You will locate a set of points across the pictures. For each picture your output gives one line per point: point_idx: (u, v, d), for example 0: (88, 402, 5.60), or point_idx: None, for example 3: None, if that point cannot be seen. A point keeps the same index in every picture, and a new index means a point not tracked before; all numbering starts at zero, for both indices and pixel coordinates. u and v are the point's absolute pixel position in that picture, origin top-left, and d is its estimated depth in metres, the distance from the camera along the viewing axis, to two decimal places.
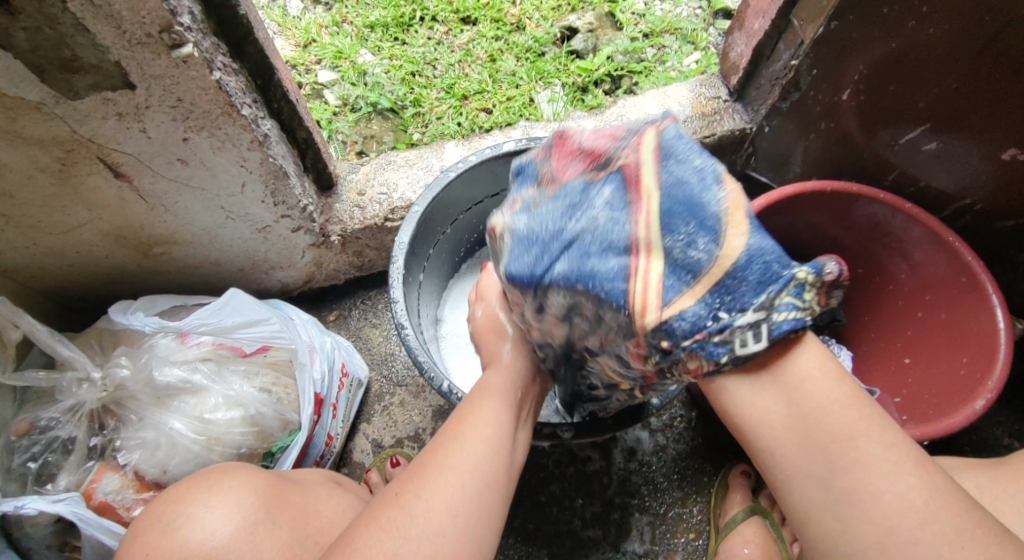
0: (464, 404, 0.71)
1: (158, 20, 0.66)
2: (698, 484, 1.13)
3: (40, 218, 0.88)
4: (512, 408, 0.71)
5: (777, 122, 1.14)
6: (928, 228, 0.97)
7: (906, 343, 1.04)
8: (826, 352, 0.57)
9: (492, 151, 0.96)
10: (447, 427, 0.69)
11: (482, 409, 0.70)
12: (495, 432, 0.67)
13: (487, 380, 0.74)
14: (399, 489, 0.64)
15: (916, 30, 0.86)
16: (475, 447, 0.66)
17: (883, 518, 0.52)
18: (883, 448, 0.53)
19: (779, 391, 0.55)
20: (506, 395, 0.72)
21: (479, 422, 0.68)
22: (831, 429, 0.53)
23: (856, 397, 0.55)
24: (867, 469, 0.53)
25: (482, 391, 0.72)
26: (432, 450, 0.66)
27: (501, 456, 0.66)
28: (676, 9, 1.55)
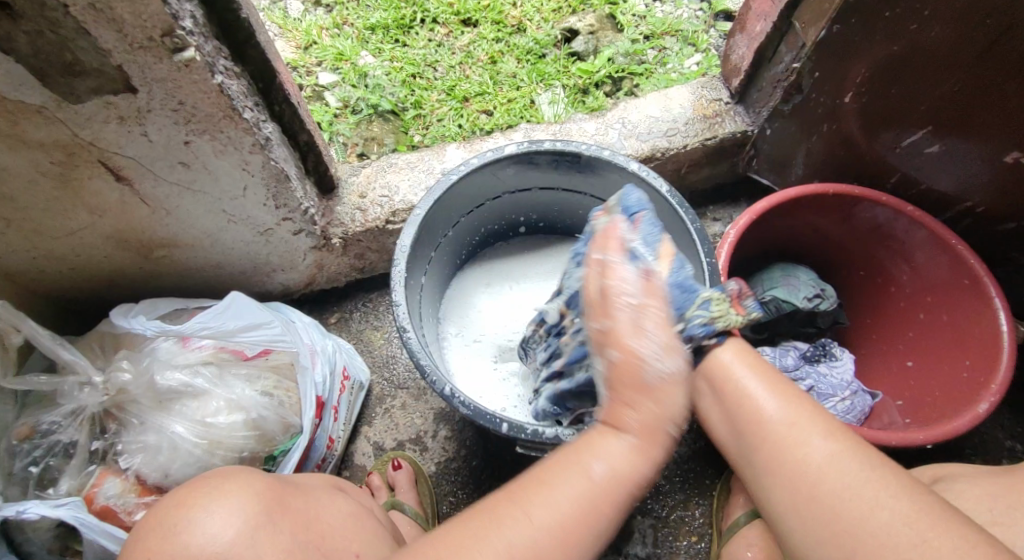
0: (559, 469, 0.60)
1: (160, 24, 0.66)
2: (700, 487, 1.13)
3: (42, 221, 0.88)
4: (613, 496, 0.58)
5: (778, 124, 1.14)
6: (930, 231, 0.97)
7: (907, 345, 1.03)
8: (751, 351, 0.67)
9: (494, 154, 0.96)
10: (518, 495, 0.59)
11: (567, 485, 0.58)
12: (571, 524, 0.57)
13: (604, 444, 0.60)
14: (439, 553, 0.56)
15: (918, 34, 0.86)
16: (540, 537, 0.56)
17: (808, 474, 0.57)
18: (823, 436, 0.58)
19: (712, 389, 0.66)
20: (615, 483, 0.58)
21: (560, 504, 0.57)
22: (744, 411, 0.63)
23: (794, 397, 0.62)
24: (801, 457, 0.58)
25: (587, 458, 0.59)
26: (493, 520, 0.57)
27: (569, 553, 0.56)
28: (676, 11, 1.55)
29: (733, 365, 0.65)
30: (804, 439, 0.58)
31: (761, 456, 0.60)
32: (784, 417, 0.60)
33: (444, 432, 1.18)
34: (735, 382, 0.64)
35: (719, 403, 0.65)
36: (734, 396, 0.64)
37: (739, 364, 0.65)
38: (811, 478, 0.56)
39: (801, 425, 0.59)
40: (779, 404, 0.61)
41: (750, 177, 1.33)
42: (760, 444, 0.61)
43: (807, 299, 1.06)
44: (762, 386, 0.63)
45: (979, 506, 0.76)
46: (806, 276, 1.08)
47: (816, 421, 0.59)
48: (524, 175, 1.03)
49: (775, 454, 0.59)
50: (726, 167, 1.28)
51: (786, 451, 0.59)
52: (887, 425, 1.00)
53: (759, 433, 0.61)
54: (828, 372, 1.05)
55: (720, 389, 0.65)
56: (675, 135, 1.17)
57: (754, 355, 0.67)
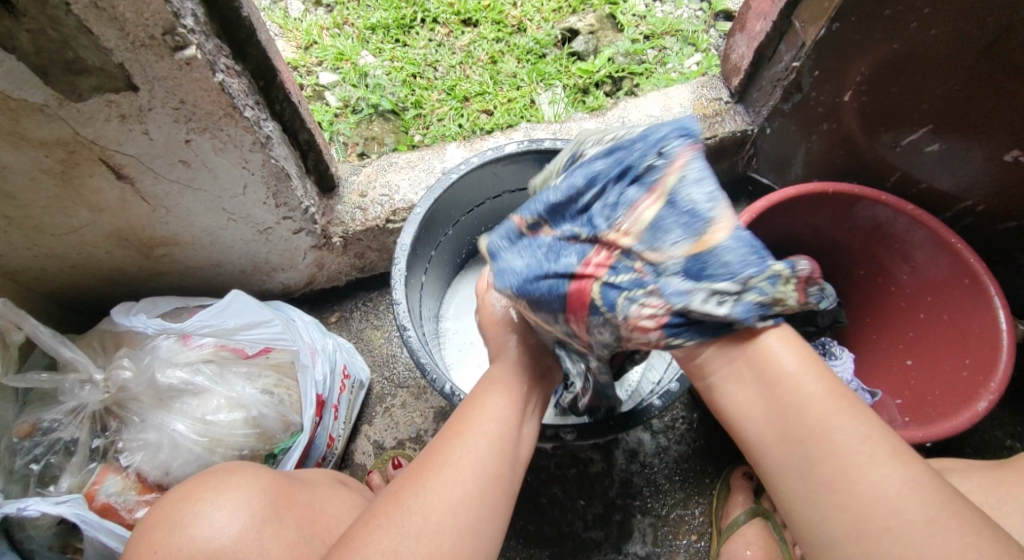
0: (468, 399, 0.69)
1: (161, 22, 0.66)
2: (700, 486, 1.13)
3: (42, 219, 0.88)
4: (519, 401, 0.69)
5: (778, 123, 1.14)
6: (930, 229, 0.97)
7: (907, 344, 1.04)
8: (796, 336, 0.55)
9: (494, 153, 0.96)
10: (451, 425, 0.65)
11: (478, 403, 0.67)
12: (500, 427, 0.65)
13: (495, 369, 0.72)
14: (399, 490, 0.61)
15: (917, 32, 0.86)
16: (479, 445, 0.63)
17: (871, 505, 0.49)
18: (889, 462, 0.51)
19: (755, 381, 0.54)
20: (514, 385, 0.70)
21: (484, 417, 0.65)
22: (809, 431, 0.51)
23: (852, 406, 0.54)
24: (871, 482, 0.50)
25: (487, 384, 0.70)
26: (435, 445, 0.63)
27: (507, 451, 0.64)
28: (676, 11, 1.55)
29: (799, 374, 0.53)
30: (871, 458, 0.51)
31: (820, 470, 0.51)
32: (853, 430, 0.52)
33: None
34: (793, 379, 0.53)
35: (764, 401, 0.53)
36: (789, 400, 0.52)
37: (794, 363, 0.53)
38: (874, 507, 0.49)
39: (869, 444, 0.51)
40: (844, 415, 0.52)
41: (750, 176, 1.33)
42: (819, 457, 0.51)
43: None
44: (822, 390, 0.52)
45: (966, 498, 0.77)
46: None
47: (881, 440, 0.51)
48: (525, 174, 1.03)
49: (841, 474, 0.50)
50: (726, 166, 1.29)
51: (853, 474, 0.50)
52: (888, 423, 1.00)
53: (822, 446, 0.51)
54: None
55: (770, 387, 0.53)
56: None
57: (817, 363, 0.54)
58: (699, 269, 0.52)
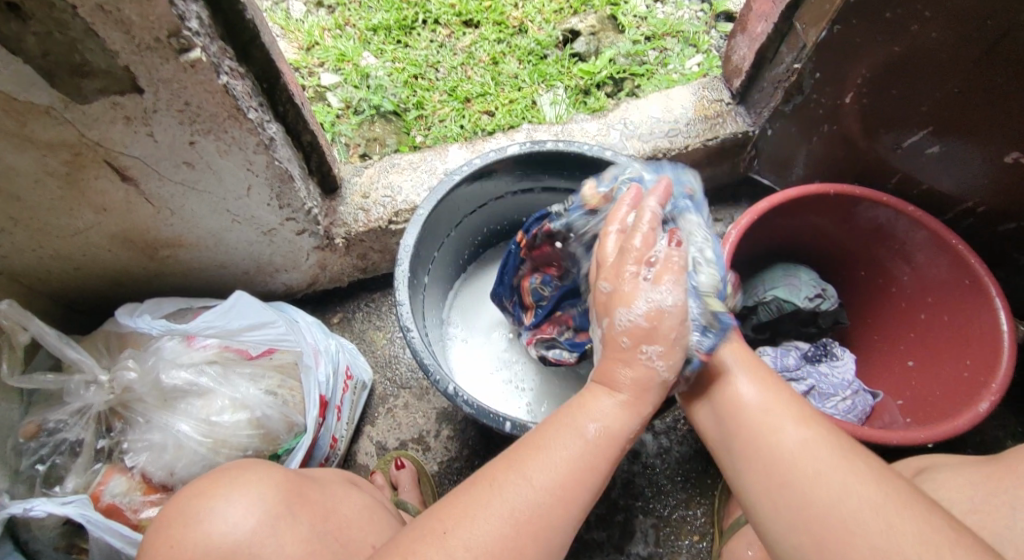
0: (551, 431, 0.62)
1: (167, 25, 0.67)
2: (701, 487, 1.14)
3: (47, 221, 0.89)
4: (604, 459, 0.61)
5: (779, 125, 1.14)
6: (930, 231, 0.97)
7: (908, 345, 1.04)
8: (750, 353, 0.70)
9: (496, 154, 0.97)
10: (516, 460, 0.60)
11: (561, 448, 0.60)
12: (571, 483, 0.59)
13: (596, 403, 0.63)
14: (446, 524, 0.58)
15: (918, 35, 0.86)
16: (538, 497, 0.58)
17: (781, 457, 0.60)
18: (796, 424, 0.62)
19: (698, 377, 0.69)
20: (605, 441, 0.61)
21: (556, 466, 0.60)
22: (729, 398, 0.66)
23: (772, 383, 0.67)
24: (774, 440, 0.61)
25: (579, 421, 0.62)
26: (493, 485, 0.59)
27: (570, 510, 0.59)
28: (677, 12, 1.55)
29: (728, 366, 0.68)
30: (779, 421, 0.62)
31: (738, 437, 0.64)
32: (762, 400, 0.65)
33: (446, 431, 1.18)
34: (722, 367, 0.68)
35: (703, 389, 0.69)
36: (716, 384, 0.68)
37: (726, 354, 0.69)
38: (785, 462, 0.60)
39: (772, 406, 0.64)
40: (757, 388, 0.66)
41: (751, 177, 1.33)
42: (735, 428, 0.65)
43: (808, 299, 1.06)
44: (745, 375, 0.67)
45: (962, 495, 0.77)
46: (807, 276, 1.08)
47: (791, 410, 0.63)
48: (526, 176, 1.04)
49: (751, 437, 0.63)
50: (727, 168, 1.29)
51: (764, 436, 0.62)
52: (888, 424, 1.01)
53: (735, 415, 0.65)
54: (828, 371, 1.06)
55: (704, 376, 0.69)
56: (676, 136, 1.18)
57: (751, 358, 0.69)
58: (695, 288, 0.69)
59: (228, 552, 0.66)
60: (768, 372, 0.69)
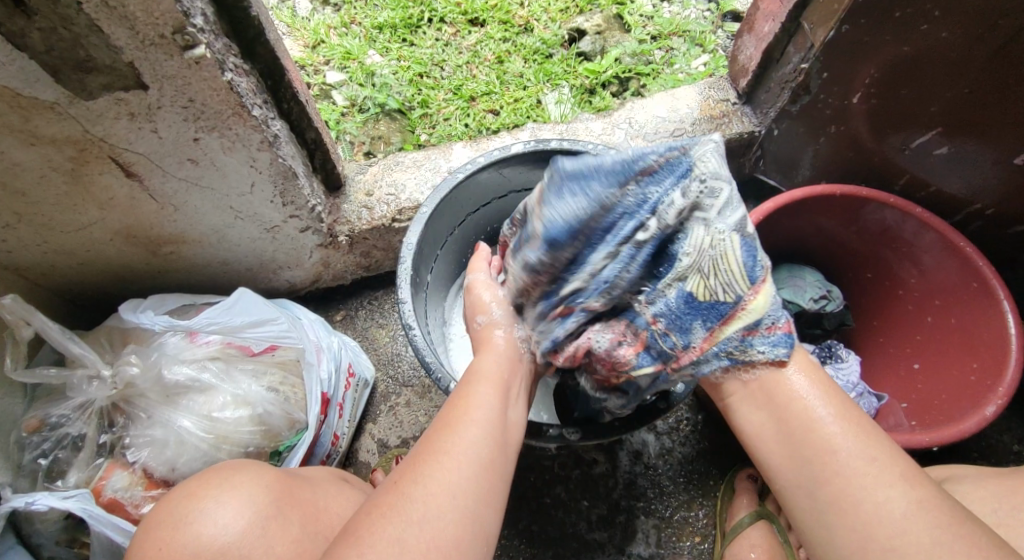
0: (458, 391, 0.72)
1: (172, 21, 0.67)
2: (703, 488, 1.13)
3: (52, 216, 0.89)
4: (502, 395, 0.71)
5: (786, 125, 1.14)
6: (938, 233, 0.96)
7: (914, 347, 1.03)
8: (821, 374, 0.71)
9: (500, 152, 0.97)
10: (440, 419, 0.68)
11: (474, 396, 0.69)
12: (492, 419, 0.68)
13: (479, 363, 0.75)
14: (397, 479, 0.63)
15: (928, 34, 0.86)
16: (472, 434, 0.66)
17: (877, 515, 0.61)
18: (898, 484, 0.62)
19: (767, 404, 0.70)
20: (499, 377, 0.73)
21: (473, 410, 0.68)
22: (818, 439, 0.65)
23: (865, 432, 0.65)
24: (876, 504, 0.61)
25: (474, 376, 0.73)
26: (427, 443, 0.65)
27: (498, 440, 0.67)
28: (684, 12, 1.55)
29: (814, 405, 0.67)
30: (875, 480, 0.62)
31: (826, 486, 0.64)
32: (857, 452, 0.64)
33: None
34: (808, 407, 0.67)
35: (775, 419, 0.69)
36: (803, 423, 0.67)
37: (807, 388, 0.69)
38: (884, 522, 0.60)
39: (868, 463, 0.63)
40: (850, 435, 0.65)
41: (757, 178, 1.33)
42: (824, 477, 0.64)
43: (813, 301, 1.05)
44: (833, 416, 0.66)
45: (985, 510, 0.78)
46: (813, 277, 1.08)
47: (890, 466, 0.63)
48: (530, 175, 1.03)
49: (844, 489, 0.63)
50: (733, 169, 1.28)
51: (859, 494, 0.62)
52: (893, 427, 1.00)
53: (825, 463, 0.64)
54: (833, 374, 1.05)
55: (784, 408, 0.69)
56: (682, 136, 1.17)
57: (836, 395, 0.69)
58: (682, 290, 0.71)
59: (219, 553, 0.66)
60: (850, 406, 0.68)
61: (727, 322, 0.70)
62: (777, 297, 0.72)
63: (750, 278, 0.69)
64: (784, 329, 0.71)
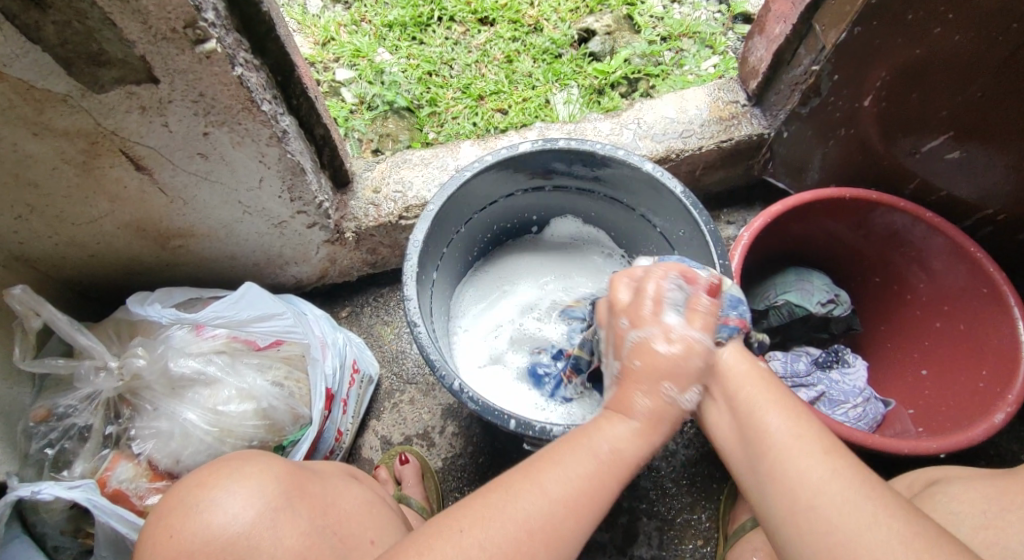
0: (566, 445, 0.64)
1: (183, 15, 0.67)
2: (707, 491, 1.13)
3: (62, 208, 0.89)
4: (617, 475, 0.63)
5: (796, 127, 1.13)
6: (948, 237, 0.96)
7: (922, 353, 1.02)
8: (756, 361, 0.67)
9: (508, 151, 0.96)
10: (531, 466, 0.62)
11: (574, 461, 0.62)
12: (583, 493, 0.61)
13: (610, 426, 0.64)
14: (462, 524, 0.59)
15: (940, 38, 0.85)
16: (551, 504, 0.60)
17: (808, 495, 0.56)
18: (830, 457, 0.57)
19: (718, 394, 0.66)
20: (615, 461, 0.63)
21: (568, 475, 0.61)
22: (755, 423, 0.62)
23: (800, 414, 0.61)
24: (807, 483, 0.57)
25: (591, 440, 0.63)
26: (507, 491, 0.61)
27: (579, 521, 0.60)
28: (694, 13, 1.54)
29: (750, 388, 0.64)
30: (806, 453, 0.58)
31: (768, 467, 0.59)
32: (792, 429, 0.60)
33: (451, 428, 1.19)
34: (746, 390, 0.64)
35: (723, 409, 0.65)
36: (743, 408, 0.63)
37: (746, 374, 0.65)
38: (811, 502, 0.56)
39: (803, 441, 0.59)
40: (786, 420, 0.61)
41: (766, 181, 1.32)
42: (763, 458, 0.60)
43: (820, 304, 1.05)
44: (769, 398, 0.63)
45: (973, 509, 0.76)
46: (820, 281, 1.07)
47: (820, 445, 0.58)
48: (538, 174, 1.03)
49: (779, 473, 0.58)
50: (741, 171, 1.28)
51: (790, 476, 0.57)
52: (899, 434, 0.99)
53: (764, 445, 0.60)
54: (840, 378, 1.04)
55: (729, 396, 0.64)
56: (690, 137, 1.17)
57: (771, 381, 0.65)
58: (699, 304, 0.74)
59: (229, 543, 0.66)
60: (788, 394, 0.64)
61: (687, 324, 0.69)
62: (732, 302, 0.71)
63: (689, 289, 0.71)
64: (736, 324, 0.69)
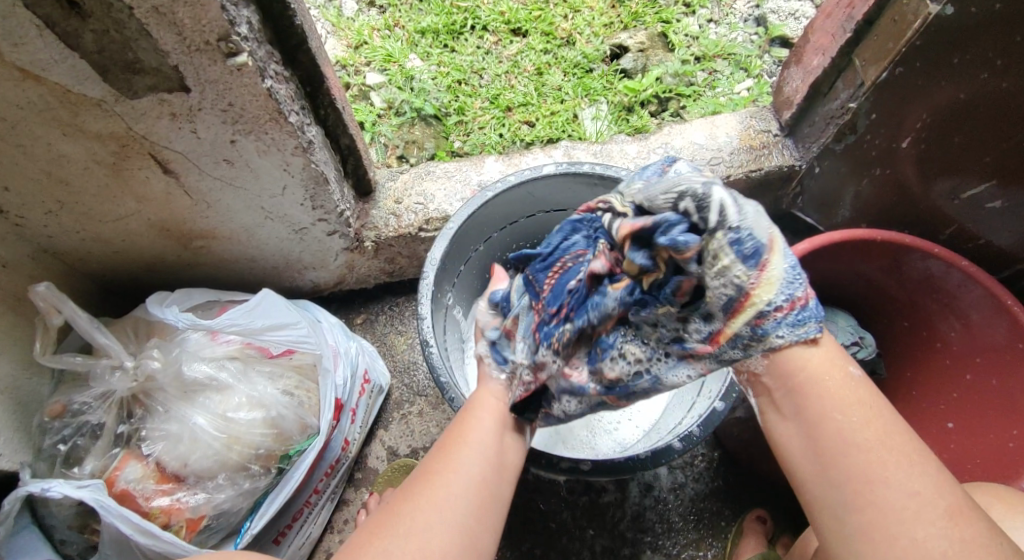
0: (463, 419, 0.76)
1: (217, 29, 0.67)
2: (714, 528, 1.11)
3: (91, 206, 0.91)
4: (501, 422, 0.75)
5: (828, 163, 1.11)
6: (986, 289, 0.92)
7: (949, 404, 1.00)
8: (841, 354, 0.62)
9: (532, 173, 0.96)
10: (439, 447, 0.72)
11: (472, 426, 0.74)
12: (482, 448, 0.71)
13: (480, 397, 0.78)
14: (393, 506, 0.67)
15: (987, 84, 0.83)
16: (460, 463, 0.69)
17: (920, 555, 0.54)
18: (940, 520, 0.55)
19: (802, 417, 0.61)
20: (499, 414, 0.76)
21: (469, 438, 0.72)
22: (859, 461, 0.57)
23: (915, 457, 0.57)
24: (917, 538, 0.54)
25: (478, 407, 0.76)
26: (424, 469, 0.69)
27: (486, 472, 0.69)
28: (730, 34, 1.52)
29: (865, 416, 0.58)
30: (923, 511, 0.55)
31: (864, 514, 0.56)
32: (906, 480, 0.56)
33: None
34: (849, 421, 0.58)
35: (808, 432, 0.60)
36: (843, 443, 0.58)
37: (850, 400, 0.59)
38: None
39: (915, 486, 0.56)
40: (898, 461, 0.57)
41: (794, 214, 1.30)
42: (860, 503, 0.57)
43: (844, 346, 1.02)
44: (880, 435, 0.58)
45: None
46: (845, 323, 1.05)
47: (935, 496, 0.56)
48: (561, 198, 1.03)
49: (885, 520, 0.55)
50: (769, 201, 1.26)
51: (898, 525, 0.55)
52: None
53: (866, 489, 0.56)
54: None
55: (821, 422, 0.59)
56: (719, 165, 1.15)
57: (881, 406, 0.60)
58: (744, 250, 0.54)
59: None
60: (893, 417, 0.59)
61: (734, 317, 0.58)
62: (794, 264, 0.59)
63: (751, 263, 0.55)
64: (802, 302, 0.59)
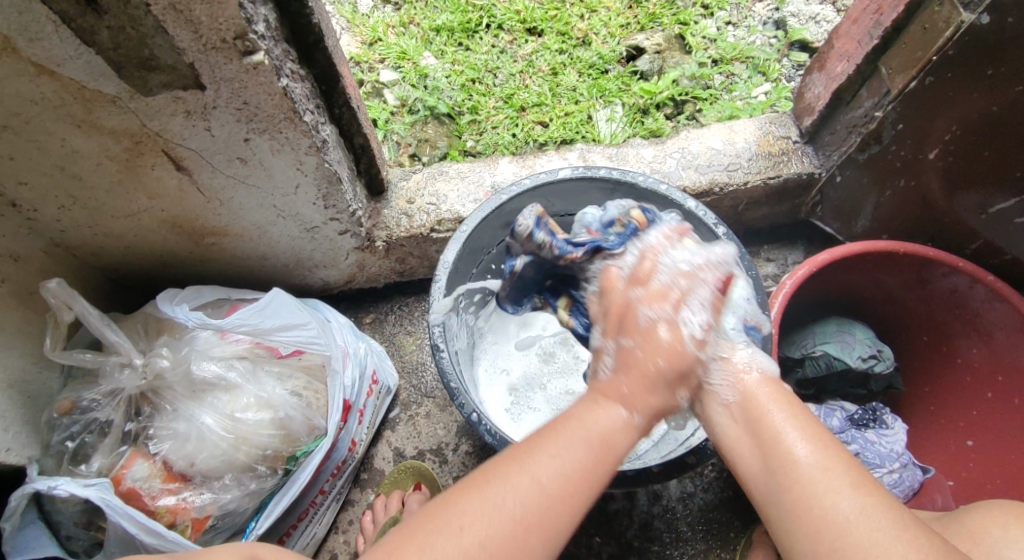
0: (562, 426, 0.64)
1: (234, 27, 0.66)
2: (722, 539, 1.10)
3: (104, 201, 0.90)
4: (607, 458, 0.63)
5: (849, 172, 1.09)
6: (1011, 306, 0.90)
7: (970, 423, 0.98)
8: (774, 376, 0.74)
9: (547, 177, 0.95)
10: (516, 456, 0.62)
11: (568, 445, 0.62)
12: (570, 481, 0.60)
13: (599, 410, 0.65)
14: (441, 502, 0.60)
15: (1020, 96, 0.80)
16: (535, 491, 0.59)
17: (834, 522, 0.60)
18: (851, 490, 0.61)
19: (745, 416, 0.69)
20: (605, 446, 0.63)
21: (556, 462, 0.61)
22: (781, 451, 0.65)
23: (830, 447, 0.65)
24: (829, 504, 0.60)
25: (583, 424, 0.64)
26: (492, 477, 0.60)
27: (562, 508, 0.60)
28: (749, 37, 1.50)
29: (771, 413, 0.68)
30: (833, 485, 0.61)
31: (788, 494, 0.63)
32: (818, 461, 0.63)
33: (465, 447, 1.17)
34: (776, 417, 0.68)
35: (748, 430, 0.69)
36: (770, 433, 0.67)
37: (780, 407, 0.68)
38: (835, 525, 0.60)
39: (832, 467, 0.62)
40: (816, 448, 0.64)
41: (811, 222, 1.27)
42: (786, 483, 0.63)
43: (862, 359, 1.00)
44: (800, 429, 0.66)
45: None
46: (864, 335, 1.03)
47: (848, 472, 0.62)
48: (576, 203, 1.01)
49: (803, 493, 0.62)
50: (787, 209, 1.24)
51: (813, 498, 0.61)
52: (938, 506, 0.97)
53: (788, 471, 0.63)
54: (875, 440, 1.00)
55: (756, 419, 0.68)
56: (736, 171, 1.13)
57: (791, 403, 0.70)
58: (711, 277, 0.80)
59: None
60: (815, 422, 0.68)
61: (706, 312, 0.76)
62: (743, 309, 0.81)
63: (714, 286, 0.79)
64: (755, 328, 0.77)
